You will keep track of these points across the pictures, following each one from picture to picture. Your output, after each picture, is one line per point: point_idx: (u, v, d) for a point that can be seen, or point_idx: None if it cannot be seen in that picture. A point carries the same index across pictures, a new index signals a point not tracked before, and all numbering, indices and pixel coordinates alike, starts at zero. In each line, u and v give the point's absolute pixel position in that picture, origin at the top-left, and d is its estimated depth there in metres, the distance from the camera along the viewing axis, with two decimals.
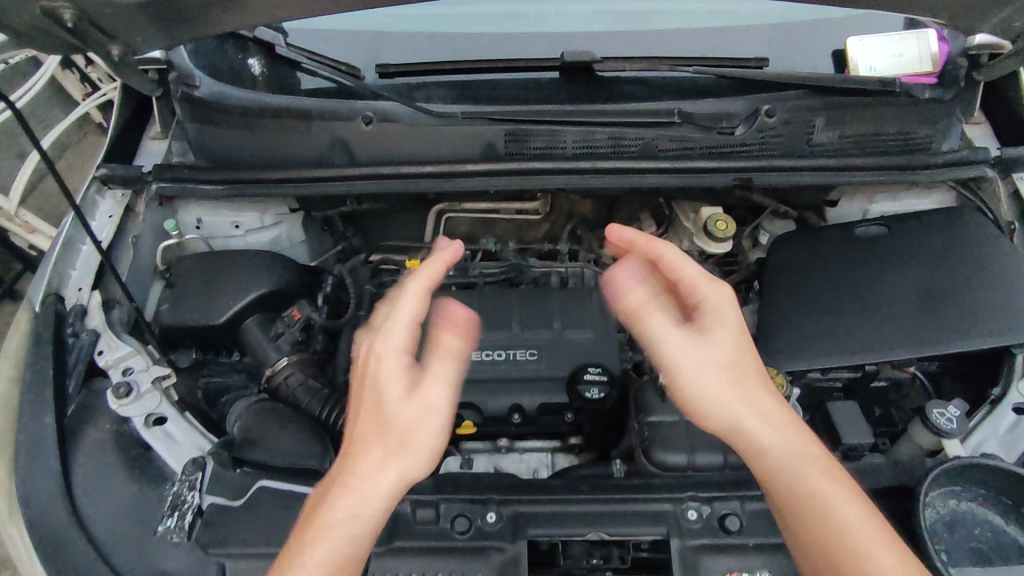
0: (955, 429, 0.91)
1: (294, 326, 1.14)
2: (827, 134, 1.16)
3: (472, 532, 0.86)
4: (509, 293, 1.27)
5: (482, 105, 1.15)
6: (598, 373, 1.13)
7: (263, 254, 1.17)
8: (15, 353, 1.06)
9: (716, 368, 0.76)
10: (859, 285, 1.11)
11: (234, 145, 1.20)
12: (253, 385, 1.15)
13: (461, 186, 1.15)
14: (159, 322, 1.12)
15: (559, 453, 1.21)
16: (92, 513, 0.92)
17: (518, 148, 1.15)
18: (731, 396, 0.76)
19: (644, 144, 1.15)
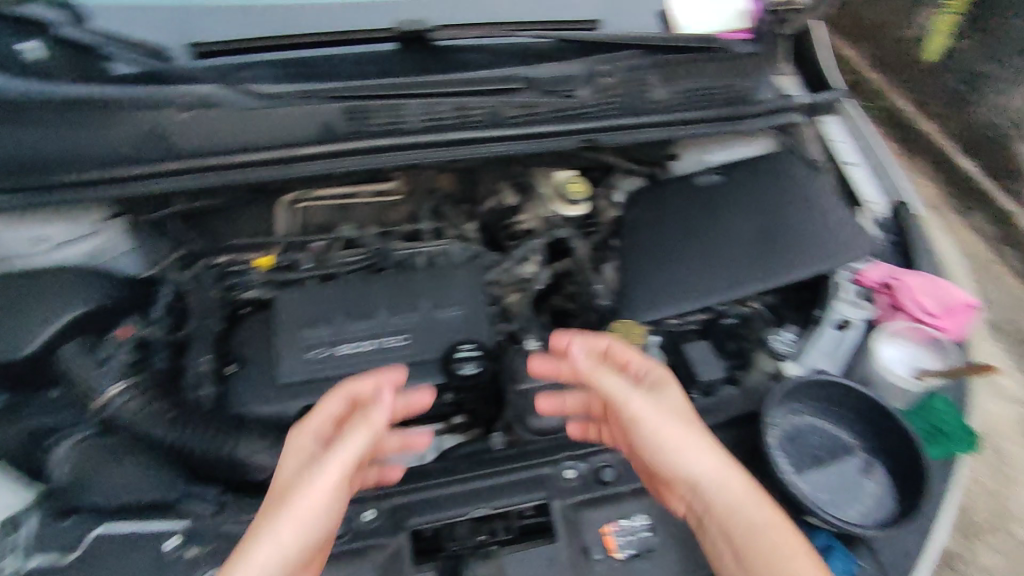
0: (790, 351, 1.03)
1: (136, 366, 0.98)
2: (661, 91, 1.20)
3: (351, 534, 0.86)
4: (373, 279, 1.21)
5: (314, 81, 1.05)
6: (471, 350, 1.10)
7: (74, 274, 1.03)
8: None
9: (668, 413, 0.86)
10: (705, 232, 1.18)
11: (14, 143, 1.00)
12: (82, 423, 0.98)
13: (302, 172, 1.08)
14: None
15: (446, 436, 1.16)
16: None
17: (359, 126, 1.07)
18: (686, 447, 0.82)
19: (490, 112, 1.11)
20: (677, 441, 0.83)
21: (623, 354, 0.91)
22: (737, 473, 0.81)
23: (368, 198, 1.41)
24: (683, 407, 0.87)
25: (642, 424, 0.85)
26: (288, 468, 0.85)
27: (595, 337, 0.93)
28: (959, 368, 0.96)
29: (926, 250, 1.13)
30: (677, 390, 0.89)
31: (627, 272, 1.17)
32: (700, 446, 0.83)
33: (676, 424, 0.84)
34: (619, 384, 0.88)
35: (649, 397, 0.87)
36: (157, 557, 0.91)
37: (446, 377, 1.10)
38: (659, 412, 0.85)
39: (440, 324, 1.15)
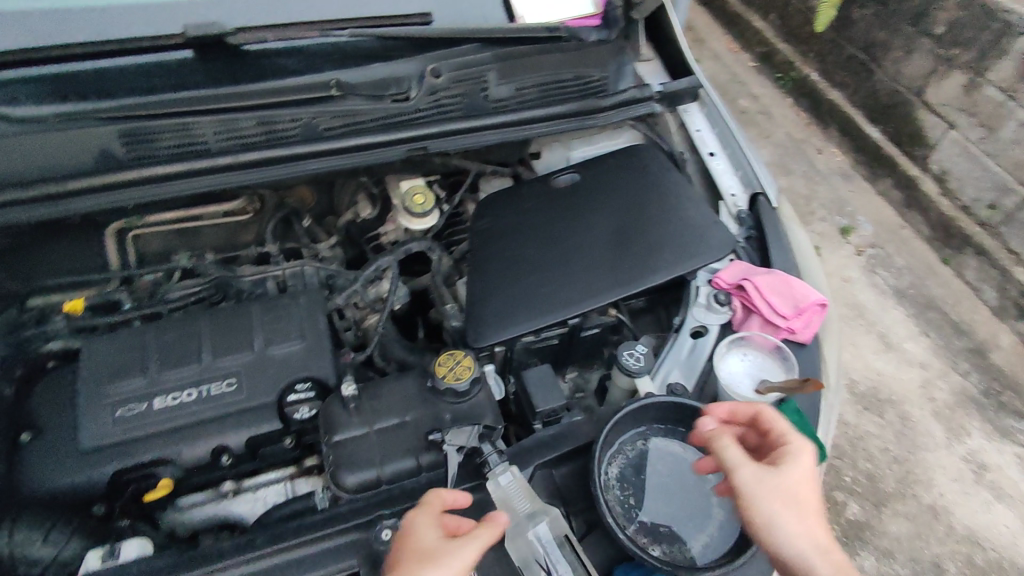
0: (640, 366, 0.94)
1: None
2: (502, 89, 1.10)
3: None
4: (198, 316, 1.08)
5: (89, 101, 0.91)
6: (304, 391, 1.01)
7: None
8: None
9: (789, 482, 0.74)
10: (556, 238, 1.10)
11: None
12: None
13: (69, 209, 0.93)
14: None
15: (299, 479, 1.04)
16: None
17: (144, 151, 0.95)
18: (809, 514, 0.73)
19: (304, 125, 1.00)
20: (808, 506, 0.73)
21: (782, 423, 0.80)
22: (833, 556, 0.71)
23: (217, 219, 1.25)
24: (803, 489, 0.73)
25: (744, 501, 0.73)
26: (424, 536, 0.68)
27: (741, 404, 0.84)
28: (793, 384, 0.89)
29: (780, 244, 1.11)
30: (802, 460, 0.75)
31: (477, 290, 1.07)
32: (796, 528, 0.72)
33: (779, 504, 0.72)
34: (743, 458, 0.75)
35: (764, 472, 0.74)
36: None
37: (282, 423, 1.01)
38: (764, 490, 0.73)
39: (272, 362, 1.04)
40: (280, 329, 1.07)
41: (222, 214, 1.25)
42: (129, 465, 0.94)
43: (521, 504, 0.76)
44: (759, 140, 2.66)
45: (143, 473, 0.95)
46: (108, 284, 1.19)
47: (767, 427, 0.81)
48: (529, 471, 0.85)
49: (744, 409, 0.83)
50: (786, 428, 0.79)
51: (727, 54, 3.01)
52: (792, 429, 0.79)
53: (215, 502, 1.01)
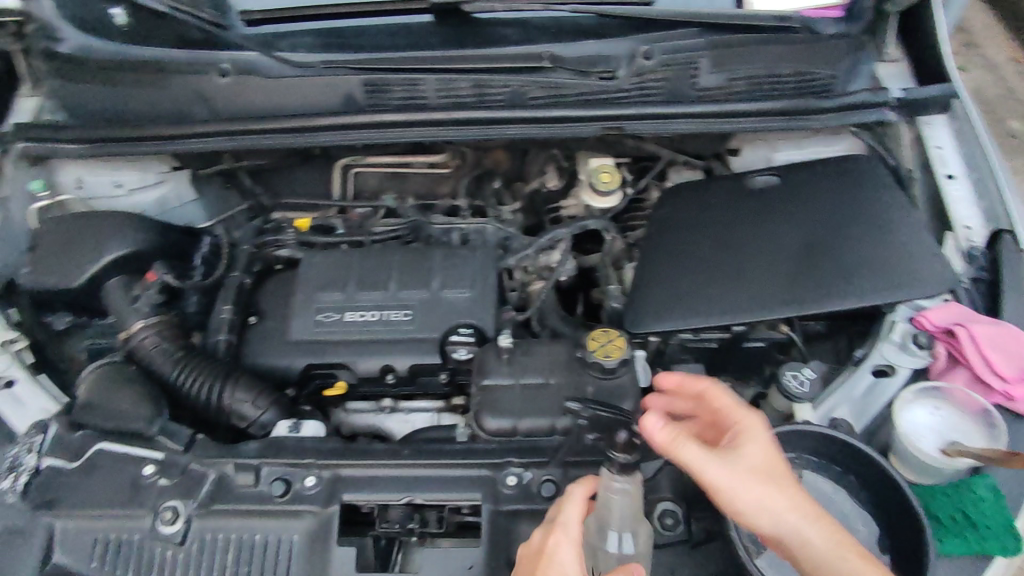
0: (804, 392, 0.89)
1: (213, 372, 1.00)
2: (712, 77, 1.07)
3: (289, 496, 0.82)
4: (392, 250, 1.23)
5: (349, 53, 1.08)
6: (466, 334, 1.10)
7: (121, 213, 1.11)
8: None
9: (753, 465, 0.71)
10: (736, 241, 1.05)
11: (100, 102, 1.14)
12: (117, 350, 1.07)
13: (314, 140, 1.11)
14: (21, 287, 1.07)
15: (446, 413, 1.14)
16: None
17: (378, 100, 1.09)
18: (788, 492, 0.70)
19: (512, 92, 1.07)
20: (783, 485, 0.70)
21: (726, 402, 0.77)
22: (822, 518, 0.69)
23: (423, 168, 1.40)
24: (769, 464, 0.71)
25: (720, 494, 0.70)
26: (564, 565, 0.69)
27: (687, 380, 0.82)
28: (998, 454, 0.76)
29: (1018, 293, 0.94)
30: (757, 436, 0.73)
31: (644, 274, 1.07)
32: (783, 504, 0.69)
33: (754, 487, 0.69)
34: (702, 457, 0.71)
35: (727, 460, 0.71)
36: (134, 480, 0.86)
37: (441, 359, 1.11)
38: (736, 475, 0.70)
39: (443, 304, 1.15)
40: (457, 276, 1.17)
41: (428, 165, 1.40)
42: (319, 361, 1.12)
43: (619, 521, 0.72)
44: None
45: (327, 370, 1.12)
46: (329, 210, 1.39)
47: (711, 403, 0.79)
48: (657, 463, 0.85)
49: (689, 388, 0.82)
50: (731, 401, 0.77)
51: (1012, 63, 2.48)
52: (736, 401, 0.77)
53: (374, 413, 1.15)
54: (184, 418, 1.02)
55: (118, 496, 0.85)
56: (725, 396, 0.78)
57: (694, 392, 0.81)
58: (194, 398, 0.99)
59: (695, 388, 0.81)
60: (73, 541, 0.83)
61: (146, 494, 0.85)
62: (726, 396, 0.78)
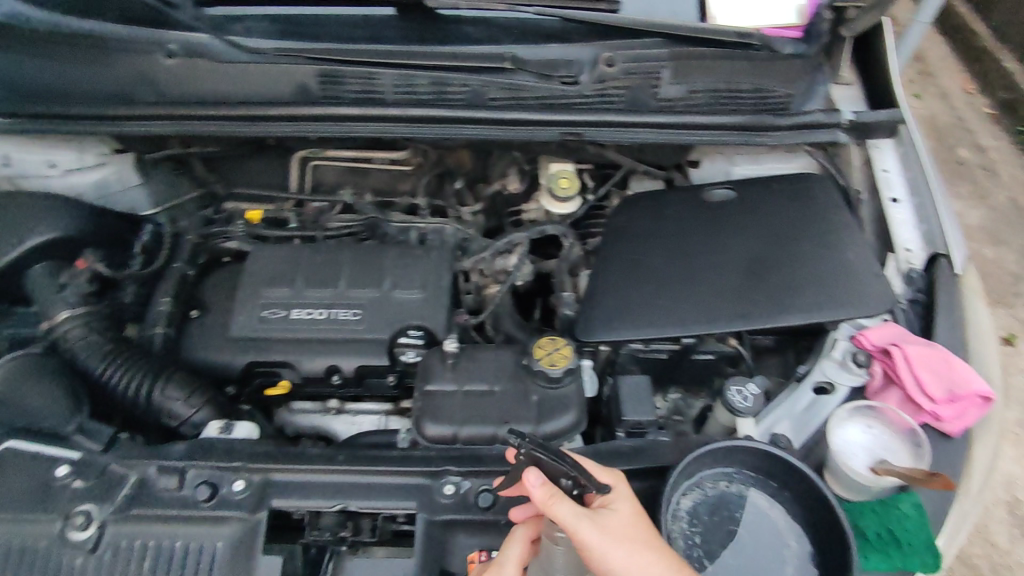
0: (747, 408, 0.90)
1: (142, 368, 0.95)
2: (673, 88, 1.07)
3: (215, 500, 0.78)
4: (345, 247, 1.20)
5: (304, 42, 1.04)
6: (414, 337, 1.09)
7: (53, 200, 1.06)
8: None
9: (622, 524, 0.66)
10: (689, 253, 1.05)
11: (33, 75, 1.07)
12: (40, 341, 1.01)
13: (267, 130, 1.07)
14: None
15: (393, 416, 1.13)
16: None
17: (333, 92, 1.05)
18: (658, 553, 0.65)
19: (472, 92, 1.05)
20: (652, 545, 0.66)
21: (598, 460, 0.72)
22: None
23: (384, 165, 1.36)
24: (637, 523, 0.67)
25: (590, 556, 0.65)
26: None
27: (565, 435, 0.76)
28: (918, 473, 0.78)
29: (956, 315, 0.96)
30: (627, 495, 0.69)
31: (597, 283, 1.06)
32: (651, 559, 0.65)
33: (625, 546, 0.65)
34: (575, 513, 0.66)
35: (597, 518, 0.66)
36: (44, 481, 0.80)
37: (389, 362, 1.09)
38: (607, 533, 0.65)
39: (393, 304, 1.12)
40: (410, 276, 1.14)
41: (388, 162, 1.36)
42: (261, 359, 1.08)
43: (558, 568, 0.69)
44: (976, 200, 2.28)
45: (270, 368, 1.09)
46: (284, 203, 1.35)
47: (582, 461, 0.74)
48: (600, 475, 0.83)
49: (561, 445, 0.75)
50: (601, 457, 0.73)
51: (964, 95, 2.58)
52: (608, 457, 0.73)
53: (321, 414, 1.13)
54: (114, 419, 0.97)
55: (24, 499, 0.79)
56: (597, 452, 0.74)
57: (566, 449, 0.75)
58: (120, 394, 0.94)
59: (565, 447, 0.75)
60: None
61: (56, 497, 0.79)
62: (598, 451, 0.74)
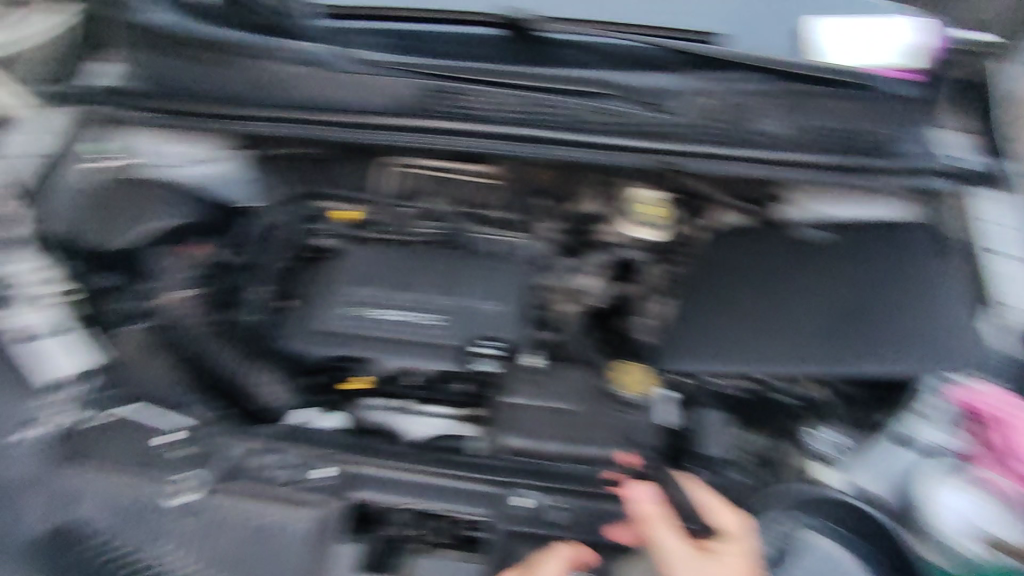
0: (837, 457, 0.99)
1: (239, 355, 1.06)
2: (773, 123, 1.05)
3: (305, 483, 0.86)
4: (430, 255, 1.26)
5: (416, 56, 1.10)
6: (493, 347, 1.11)
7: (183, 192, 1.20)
8: None
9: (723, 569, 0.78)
10: (778, 293, 1.09)
11: (174, 73, 1.18)
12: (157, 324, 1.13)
13: (370, 139, 1.11)
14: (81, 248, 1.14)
15: (461, 424, 1.13)
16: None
17: (436, 105, 1.08)
18: None
19: (570, 114, 1.06)
20: None
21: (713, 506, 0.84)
22: None
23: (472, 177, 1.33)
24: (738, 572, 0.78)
25: None
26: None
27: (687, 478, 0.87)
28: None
29: None
30: (735, 545, 0.80)
31: (682, 321, 1.13)
32: None
33: None
34: (680, 549, 0.80)
35: (701, 561, 0.79)
36: (156, 446, 0.89)
37: (465, 368, 1.10)
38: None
39: (472, 313, 1.16)
40: (489, 288, 1.19)
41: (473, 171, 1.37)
42: (341, 353, 1.10)
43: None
44: None
45: (349, 362, 1.10)
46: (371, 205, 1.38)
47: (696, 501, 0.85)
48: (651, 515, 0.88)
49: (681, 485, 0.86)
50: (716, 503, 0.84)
51: None
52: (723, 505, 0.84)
53: (391, 412, 1.13)
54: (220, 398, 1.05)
55: (139, 458, 0.88)
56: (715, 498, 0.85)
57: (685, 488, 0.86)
58: None
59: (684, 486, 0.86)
60: (96, 495, 0.85)
61: (165, 462, 0.88)
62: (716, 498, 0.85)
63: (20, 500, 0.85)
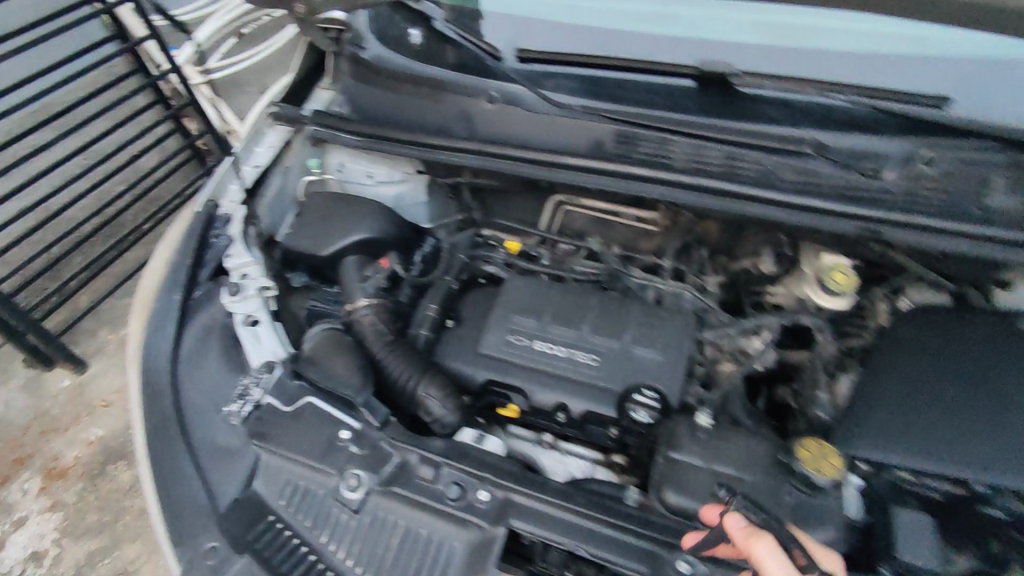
0: None
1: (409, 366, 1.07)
2: (1002, 197, 0.95)
3: (462, 502, 0.86)
4: (591, 294, 1.26)
5: (608, 102, 1.14)
6: (650, 398, 1.07)
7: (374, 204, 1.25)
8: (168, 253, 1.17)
9: None
10: (996, 387, 0.93)
11: (383, 104, 1.30)
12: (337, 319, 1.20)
13: (554, 177, 1.15)
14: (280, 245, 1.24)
15: (600, 467, 1.17)
16: (151, 370, 1.03)
17: (625, 151, 1.11)
18: None
19: (763, 171, 1.04)
20: None
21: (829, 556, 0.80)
22: None
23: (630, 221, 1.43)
24: None
25: None
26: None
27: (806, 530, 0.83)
28: None
29: None
30: None
31: (866, 396, 0.99)
32: None
33: None
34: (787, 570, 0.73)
35: None
36: (331, 440, 0.95)
37: (617, 414, 1.10)
38: None
39: (630, 359, 1.14)
40: (650, 335, 1.16)
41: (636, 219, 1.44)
42: (500, 379, 1.16)
43: None
44: None
45: (503, 391, 1.17)
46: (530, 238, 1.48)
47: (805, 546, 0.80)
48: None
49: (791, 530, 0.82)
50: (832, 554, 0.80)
51: None
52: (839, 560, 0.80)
53: (535, 446, 1.18)
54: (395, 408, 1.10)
55: (316, 449, 0.94)
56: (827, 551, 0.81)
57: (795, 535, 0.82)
58: (396, 382, 1.07)
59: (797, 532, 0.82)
60: (270, 476, 0.94)
61: (337, 455, 0.93)
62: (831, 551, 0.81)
63: (212, 465, 0.95)
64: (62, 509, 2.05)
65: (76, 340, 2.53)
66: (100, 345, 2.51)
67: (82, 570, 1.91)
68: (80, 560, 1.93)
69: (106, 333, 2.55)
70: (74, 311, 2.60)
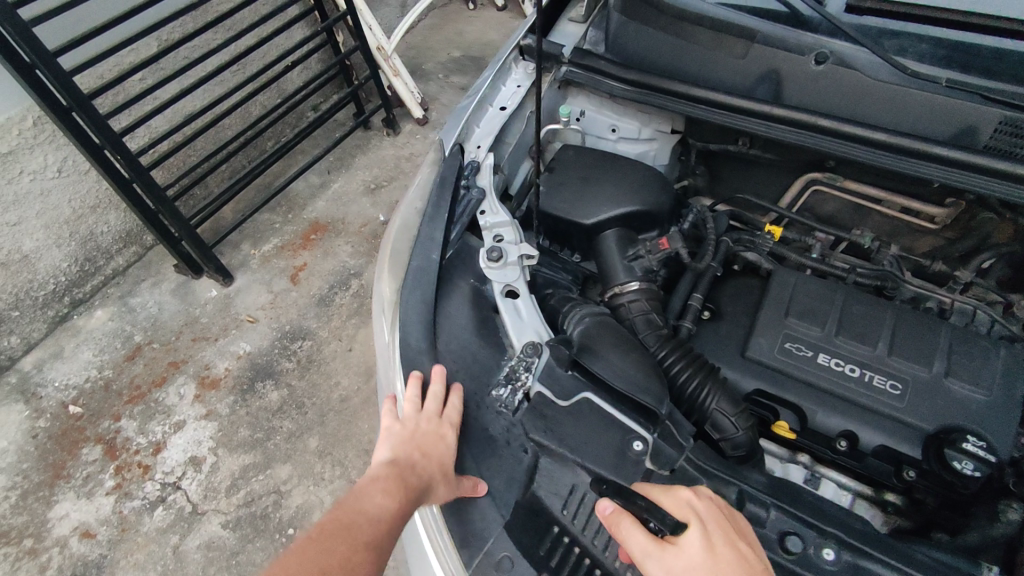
0: None
1: (696, 370, 0.93)
2: None
3: (801, 558, 0.74)
4: (881, 306, 1.07)
5: (976, 77, 0.92)
6: (977, 447, 0.90)
7: (643, 168, 1.10)
8: (419, 202, 1.07)
9: None
10: None
11: (656, 49, 1.12)
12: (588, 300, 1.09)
13: (904, 168, 0.95)
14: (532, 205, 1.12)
15: (863, 500, 1.01)
16: (406, 345, 0.92)
17: (1006, 144, 0.90)
18: None
19: None
20: None
21: (715, 535, 0.67)
22: None
23: (893, 212, 1.22)
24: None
25: None
26: (373, 493, 0.77)
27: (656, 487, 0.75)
28: None
29: None
30: (636, 531, 0.69)
31: None
32: None
33: None
34: (646, 547, 0.68)
35: (669, 558, 0.66)
36: (621, 449, 0.83)
37: (921, 455, 0.94)
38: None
39: (944, 394, 0.96)
40: (967, 368, 0.98)
41: (902, 211, 1.21)
42: (771, 392, 1.02)
43: None
44: None
45: (772, 404, 1.02)
46: (769, 215, 1.35)
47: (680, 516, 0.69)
48: None
49: (672, 504, 0.71)
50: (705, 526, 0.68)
51: None
52: (699, 528, 0.68)
53: (790, 467, 1.01)
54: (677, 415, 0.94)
55: (608, 459, 0.82)
56: (715, 522, 0.69)
57: (685, 511, 0.70)
58: (679, 387, 0.92)
59: (687, 503, 0.71)
60: (549, 478, 0.84)
61: (632, 469, 0.81)
62: (706, 520, 0.68)
63: (485, 458, 0.86)
64: (216, 419, 2.09)
65: (221, 252, 2.55)
66: (244, 259, 2.52)
67: (238, 482, 1.95)
68: (235, 472, 1.97)
69: (250, 249, 2.55)
70: (221, 222, 2.60)
